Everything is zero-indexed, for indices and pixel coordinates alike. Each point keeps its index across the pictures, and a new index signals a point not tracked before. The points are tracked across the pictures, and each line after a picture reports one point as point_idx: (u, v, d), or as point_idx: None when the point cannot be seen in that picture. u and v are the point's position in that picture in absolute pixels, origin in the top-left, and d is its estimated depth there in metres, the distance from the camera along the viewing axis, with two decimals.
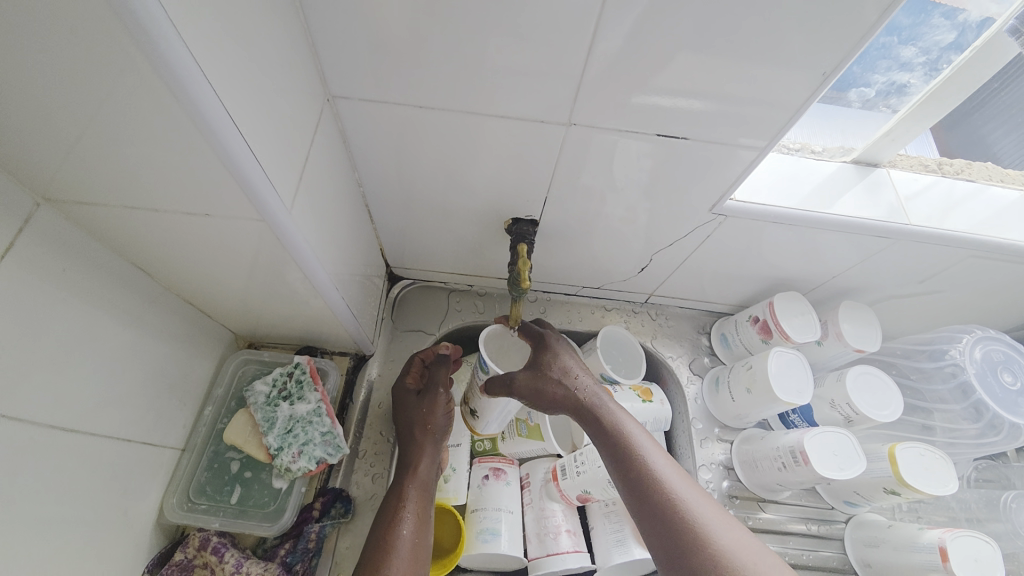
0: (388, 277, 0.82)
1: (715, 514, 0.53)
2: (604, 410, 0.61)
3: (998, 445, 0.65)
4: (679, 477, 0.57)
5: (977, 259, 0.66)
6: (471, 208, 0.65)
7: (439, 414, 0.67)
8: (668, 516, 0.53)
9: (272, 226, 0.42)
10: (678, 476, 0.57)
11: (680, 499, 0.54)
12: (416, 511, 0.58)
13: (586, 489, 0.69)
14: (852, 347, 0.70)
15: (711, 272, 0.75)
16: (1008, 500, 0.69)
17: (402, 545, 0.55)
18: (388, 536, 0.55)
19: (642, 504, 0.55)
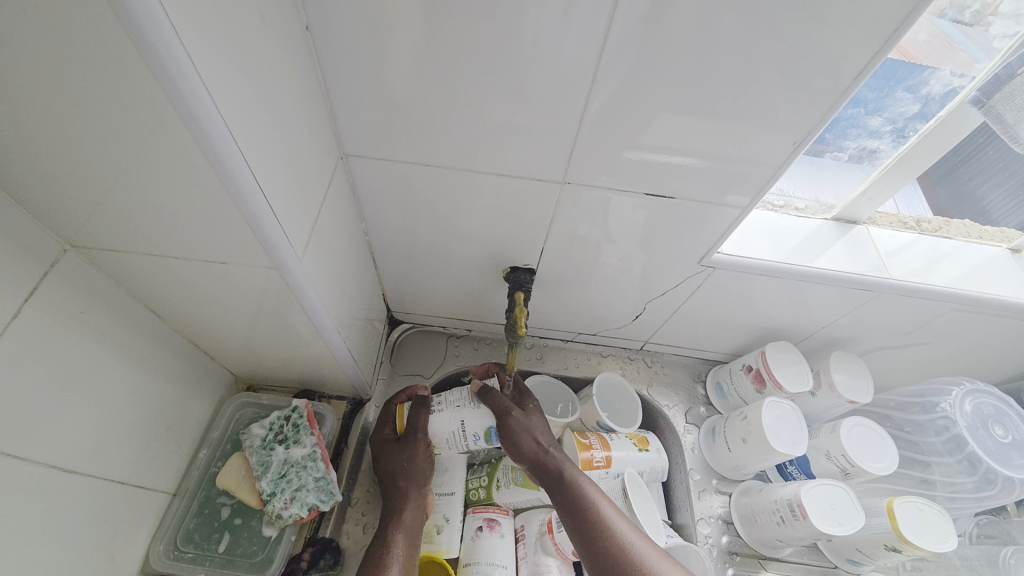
0: (389, 322, 0.83)
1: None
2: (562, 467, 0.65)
3: (996, 499, 0.65)
4: (655, 559, 0.58)
5: (959, 312, 0.68)
6: (471, 257, 0.68)
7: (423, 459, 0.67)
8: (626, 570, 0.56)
9: (283, 273, 0.44)
10: (653, 558, 0.58)
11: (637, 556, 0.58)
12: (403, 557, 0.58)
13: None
14: (845, 397, 0.71)
15: (704, 322, 0.77)
16: (1008, 556, 0.67)
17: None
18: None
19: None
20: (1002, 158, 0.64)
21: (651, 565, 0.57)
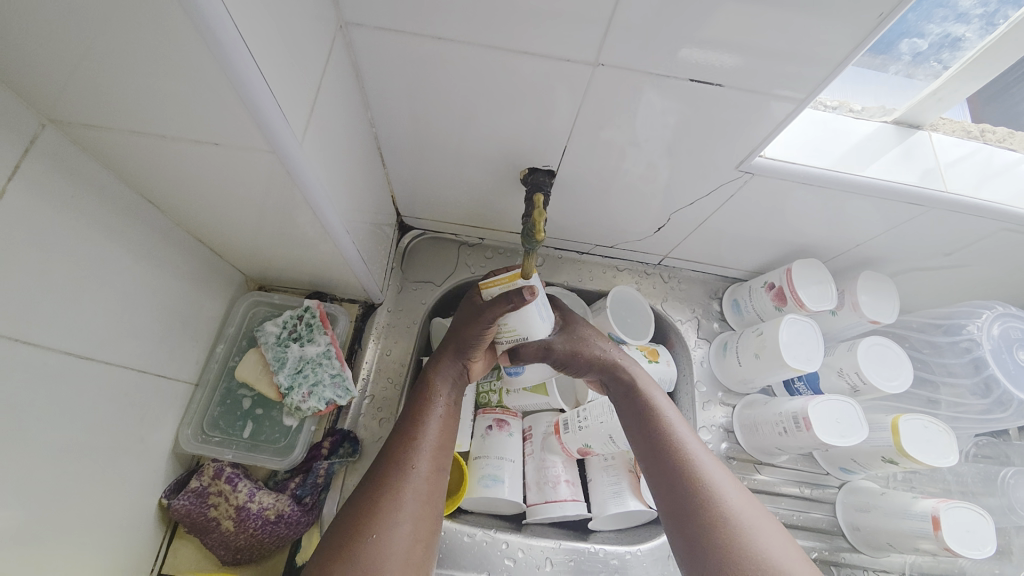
0: (399, 227, 0.80)
1: (742, 498, 0.54)
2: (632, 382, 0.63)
3: (1003, 421, 0.65)
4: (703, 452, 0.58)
5: (1010, 233, 0.63)
6: (486, 156, 0.63)
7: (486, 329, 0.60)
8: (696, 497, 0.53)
9: (283, 160, 0.40)
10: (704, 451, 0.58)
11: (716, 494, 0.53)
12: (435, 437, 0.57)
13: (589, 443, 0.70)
14: (867, 317, 0.69)
15: (729, 237, 0.73)
16: (1007, 476, 0.67)
17: (425, 449, 0.56)
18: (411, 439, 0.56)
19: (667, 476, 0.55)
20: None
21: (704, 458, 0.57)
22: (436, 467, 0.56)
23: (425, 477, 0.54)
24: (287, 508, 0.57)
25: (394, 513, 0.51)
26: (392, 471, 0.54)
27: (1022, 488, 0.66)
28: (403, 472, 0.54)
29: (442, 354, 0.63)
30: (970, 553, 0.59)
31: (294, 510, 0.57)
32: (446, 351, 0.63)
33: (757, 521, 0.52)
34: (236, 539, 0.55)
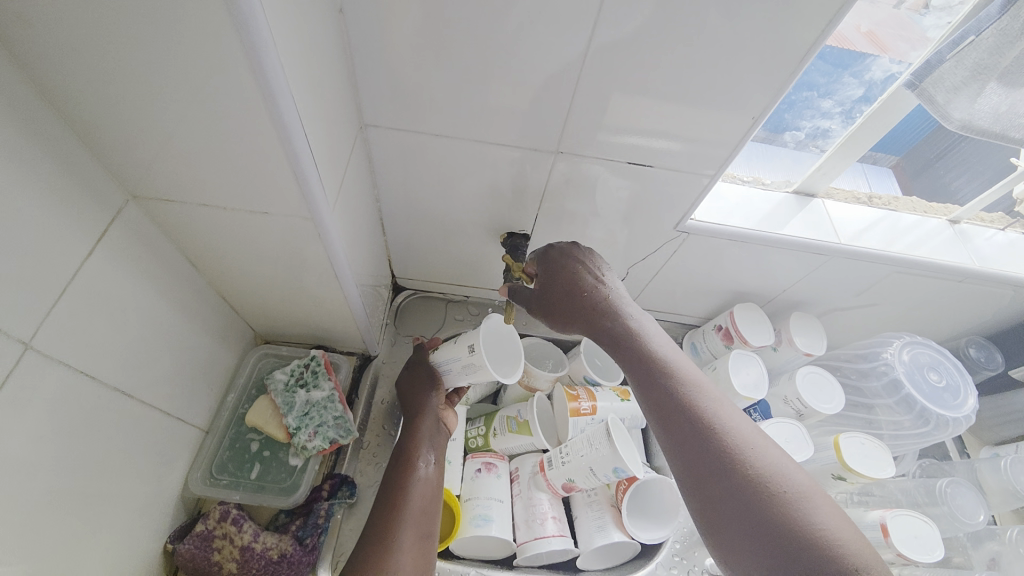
0: (393, 287, 0.90)
1: (784, 472, 0.48)
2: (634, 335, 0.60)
3: (931, 435, 0.73)
4: (742, 424, 0.52)
5: (901, 275, 0.77)
6: (472, 224, 0.75)
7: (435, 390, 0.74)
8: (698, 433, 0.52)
9: (316, 223, 0.51)
10: (738, 426, 0.52)
11: (721, 428, 0.51)
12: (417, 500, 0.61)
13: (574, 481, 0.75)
14: (802, 350, 0.80)
15: (679, 287, 0.86)
16: (943, 486, 0.73)
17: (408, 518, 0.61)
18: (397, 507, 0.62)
19: (678, 446, 0.52)
20: (958, 147, 0.73)
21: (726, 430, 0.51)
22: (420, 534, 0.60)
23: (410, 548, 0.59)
24: (290, 548, 0.59)
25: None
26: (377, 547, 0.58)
27: (959, 497, 0.71)
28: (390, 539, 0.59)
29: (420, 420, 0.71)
30: (921, 558, 0.65)
31: (295, 550, 0.60)
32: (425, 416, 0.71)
33: (801, 499, 0.46)
34: None
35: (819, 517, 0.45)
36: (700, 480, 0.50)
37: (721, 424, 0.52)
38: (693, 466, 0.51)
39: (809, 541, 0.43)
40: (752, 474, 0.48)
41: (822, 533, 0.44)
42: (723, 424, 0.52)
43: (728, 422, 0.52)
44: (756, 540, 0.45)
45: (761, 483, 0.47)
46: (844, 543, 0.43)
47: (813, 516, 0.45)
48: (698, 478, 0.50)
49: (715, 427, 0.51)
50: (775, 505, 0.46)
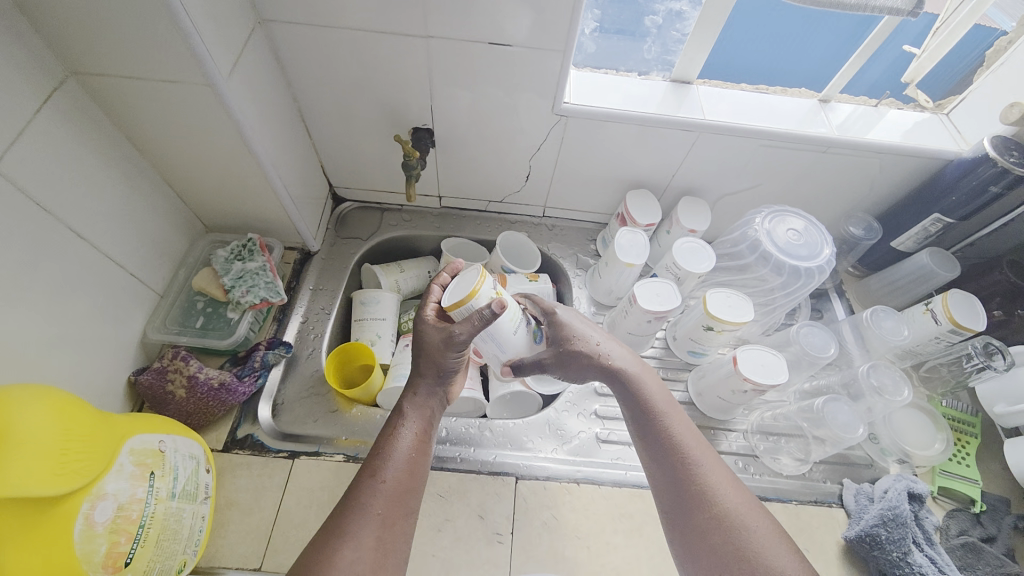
0: (333, 198, 1.03)
1: (751, 518, 0.57)
2: (631, 377, 0.70)
3: (788, 281, 0.84)
4: (715, 468, 0.62)
5: (769, 148, 0.85)
6: (382, 123, 0.86)
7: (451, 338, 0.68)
8: (678, 463, 0.62)
9: (215, 89, 0.62)
10: (725, 479, 0.61)
11: (694, 467, 0.61)
12: (390, 492, 0.57)
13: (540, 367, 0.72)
14: (686, 227, 0.90)
15: (580, 177, 0.96)
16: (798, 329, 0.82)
17: (376, 501, 0.56)
18: (373, 487, 0.57)
19: (663, 474, 0.63)
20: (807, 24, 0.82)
21: (704, 464, 0.62)
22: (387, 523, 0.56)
23: (372, 536, 0.54)
24: (228, 378, 0.74)
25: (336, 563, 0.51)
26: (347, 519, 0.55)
27: (811, 335, 0.80)
28: (353, 517, 0.55)
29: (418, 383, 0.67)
30: (764, 380, 0.74)
31: (232, 380, 0.74)
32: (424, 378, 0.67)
33: (755, 530, 0.56)
34: (186, 403, 0.72)
35: (762, 550, 0.55)
36: (674, 506, 0.61)
37: (701, 460, 0.62)
38: (675, 502, 0.61)
39: (757, 559, 0.54)
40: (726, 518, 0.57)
41: (766, 555, 0.54)
42: (703, 464, 0.62)
43: (704, 465, 0.62)
44: (714, 550, 0.56)
45: (719, 519, 0.57)
46: (785, 561, 0.54)
47: (764, 543, 0.55)
48: (672, 506, 0.61)
49: (689, 461, 0.62)
50: (723, 536, 0.56)
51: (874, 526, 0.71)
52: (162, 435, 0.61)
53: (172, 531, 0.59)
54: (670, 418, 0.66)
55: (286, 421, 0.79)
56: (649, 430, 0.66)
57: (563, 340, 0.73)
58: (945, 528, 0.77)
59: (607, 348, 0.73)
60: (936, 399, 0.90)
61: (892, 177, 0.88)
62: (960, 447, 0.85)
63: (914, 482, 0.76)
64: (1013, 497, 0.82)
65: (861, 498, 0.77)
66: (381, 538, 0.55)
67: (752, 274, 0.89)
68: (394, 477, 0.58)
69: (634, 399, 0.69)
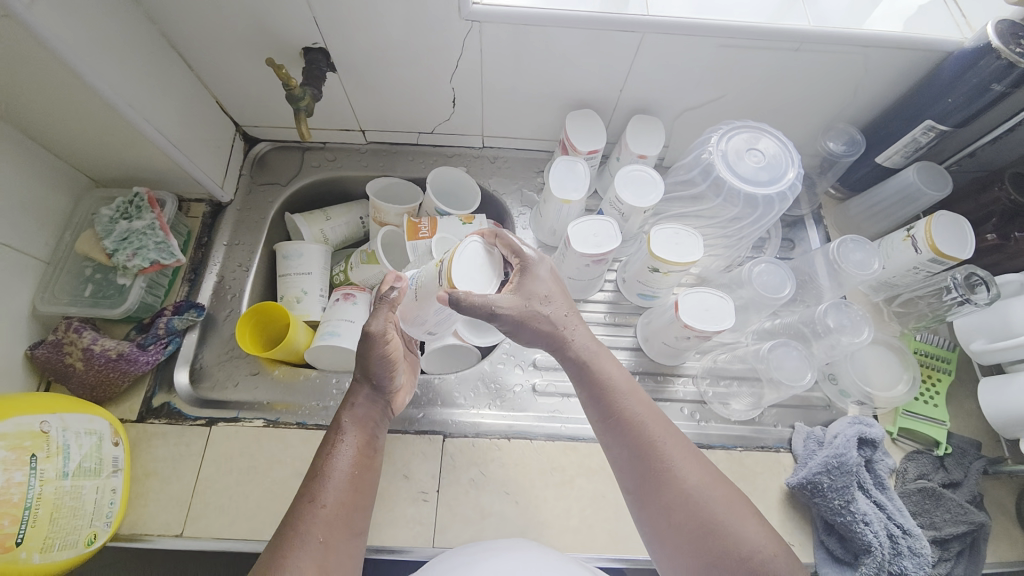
0: (243, 139, 0.92)
1: (716, 500, 0.54)
2: (586, 353, 0.62)
3: (746, 210, 0.74)
4: (677, 449, 0.57)
5: (729, 50, 0.70)
6: (268, 44, 0.72)
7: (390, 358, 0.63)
8: (640, 449, 0.57)
9: (13, 16, 0.50)
10: (687, 462, 0.56)
11: (657, 453, 0.56)
12: (331, 514, 0.54)
13: (492, 314, 0.57)
14: (635, 152, 0.78)
15: (514, 98, 0.83)
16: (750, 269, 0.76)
17: (316, 527, 0.53)
18: (321, 506, 0.55)
19: (624, 462, 0.58)
20: None
21: (665, 445, 0.57)
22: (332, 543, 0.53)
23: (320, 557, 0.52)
24: (127, 348, 0.69)
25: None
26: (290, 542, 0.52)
27: (762, 275, 0.74)
28: (295, 542, 0.52)
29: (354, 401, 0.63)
30: (708, 327, 0.67)
31: (133, 349, 0.70)
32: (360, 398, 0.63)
33: (718, 506, 0.53)
34: (86, 376, 0.68)
35: (730, 532, 0.52)
36: (641, 494, 0.57)
37: (661, 442, 0.57)
38: (639, 490, 0.57)
39: (724, 534, 0.52)
40: (693, 504, 0.54)
41: (739, 543, 0.51)
42: (663, 446, 0.57)
43: (667, 450, 0.57)
44: (684, 534, 0.53)
45: (685, 505, 0.54)
46: (751, 534, 0.52)
47: (734, 525, 0.52)
48: (637, 493, 0.57)
49: (651, 446, 0.57)
50: (692, 523, 0.53)
51: (817, 473, 0.68)
52: (45, 415, 0.57)
53: (70, 508, 0.57)
54: (622, 400, 0.59)
55: (205, 388, 0.75)
56: (605, 416, 0.60)
57: (533, 296, 0.61)
58: (902, 472, 0.73)
59: (569, 321, 0.62)
60: (909, 334, 0.83)
61: (882, 77, 0.74)
62: (929, 384, 0.79)
63: (868, 427, 0.71)
64: (976, 433, 0.77)
65: (810, 443, 0.73)
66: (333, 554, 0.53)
67: (706, 202, 0.79)
68: (335, 503, 0.55)
69: (590, 382, 0.61)
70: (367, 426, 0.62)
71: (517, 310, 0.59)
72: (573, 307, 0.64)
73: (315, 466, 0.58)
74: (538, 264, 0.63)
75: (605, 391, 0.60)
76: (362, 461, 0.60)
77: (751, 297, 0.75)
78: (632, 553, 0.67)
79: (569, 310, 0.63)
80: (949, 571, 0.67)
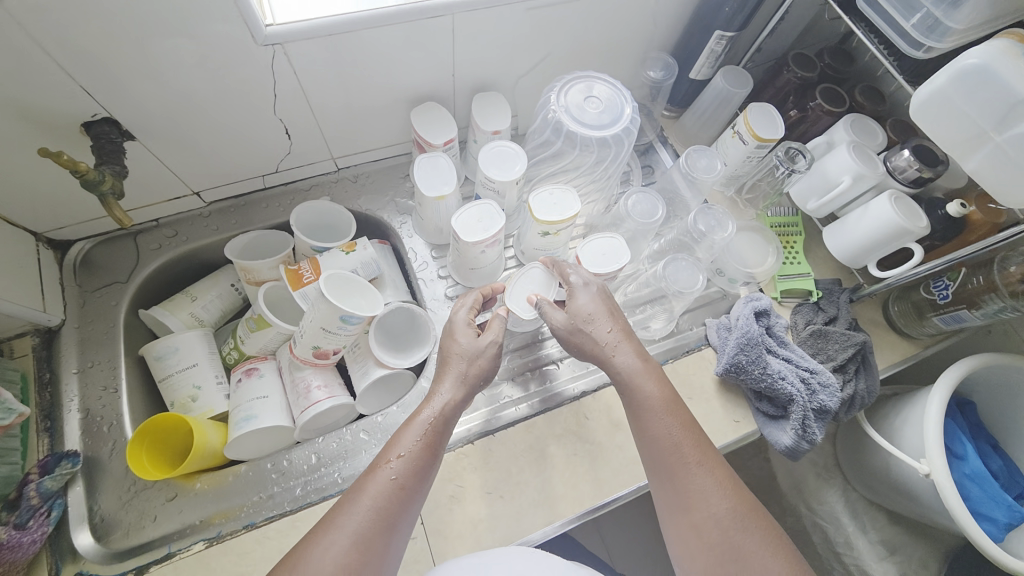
0: (52, 245, 0.77)
1: (743, 530, 0.51)
2: (625, 376, 0.61)
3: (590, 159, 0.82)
4: (710, 482, 0.54)
5: (537, 11, 0.73)
6: (36, 131, 0.60)
7: (489, 358, 0.63)
8: (670, 468, 0.56)
9: None
10: (721, 495, 0.53)
11: (686, 480, 0.54)
12: (371, 518, 0.49)
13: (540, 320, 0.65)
14: (488, 130, 0.79)
15: (350, 111, 0.78)
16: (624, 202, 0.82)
17: (356, 522, 0.48)
18: (382, 488, 0.51)
19: (654, 473, 0.57)
20: None
21: (703, 479, 0.54)
22: (361, 548, 0.47)
23: (343, 559, 0.46)
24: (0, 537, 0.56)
25: (310, 564, 0.45)
26: (320, 537, 0.47)
27: (637, 205, 0.81)
28: (329, 535, 0.47)
29: (435, 394, 0.59)
30: (608, 267, 0.72)
31: (10, 536, 0.57)
32: (442, 391, 0.59)
33: (753, 540, 0.51)
34: None
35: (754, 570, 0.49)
36: (666, 505, 0.56)
37: (701, 474, 0.54)
38: (665, 500, 0.56)
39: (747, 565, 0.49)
40: (713, 531, 0.52)
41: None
42: (703, 471, 0.55)
43: (700, 485, 0.54)
44: (710, 559, 0.51)
45: (705, 531, 0.52)
46: (775, 573, 0.49)
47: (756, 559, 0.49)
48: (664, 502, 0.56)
49: (681, 470, 0.55)
50: (709, 548, 0.51)
51: (736, 354, 0.77)
52: None
53: None
54: (664, 417, 0.58)
55: (117, 538, 0.64)
56: (643, 432, 0.58)
57: (579, 317, 0.64)
58: (795, 325, 0.86)
59: (613, 341, 0.63)
60: (762, 213, 0.96)
61: (670, 3, 0.82)
62: (790, 248, 0.93)
63: (759, 300, 0.82)
64: (835, 273, 0.93)
65: (721, 332, 0.82)
66: (354, 559, 0.46)
67: (565, 155, 0.83)
68: (376, 509, 0.50)
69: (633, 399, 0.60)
70: (445, 431, 0.57)
71: (563, 328, 0.64)
72: (622, 327, 0.64)
73: (380, 454, 0.54)
74: (582, 289, 0.66)
75: (643, 409, 0.59)
76: (427, 459, 0.55)
77: (635, 228, 0.82)
78: (619, 493, 0.71)
79: (622, 336, 0.63)
80: (854, 387, 0.80)
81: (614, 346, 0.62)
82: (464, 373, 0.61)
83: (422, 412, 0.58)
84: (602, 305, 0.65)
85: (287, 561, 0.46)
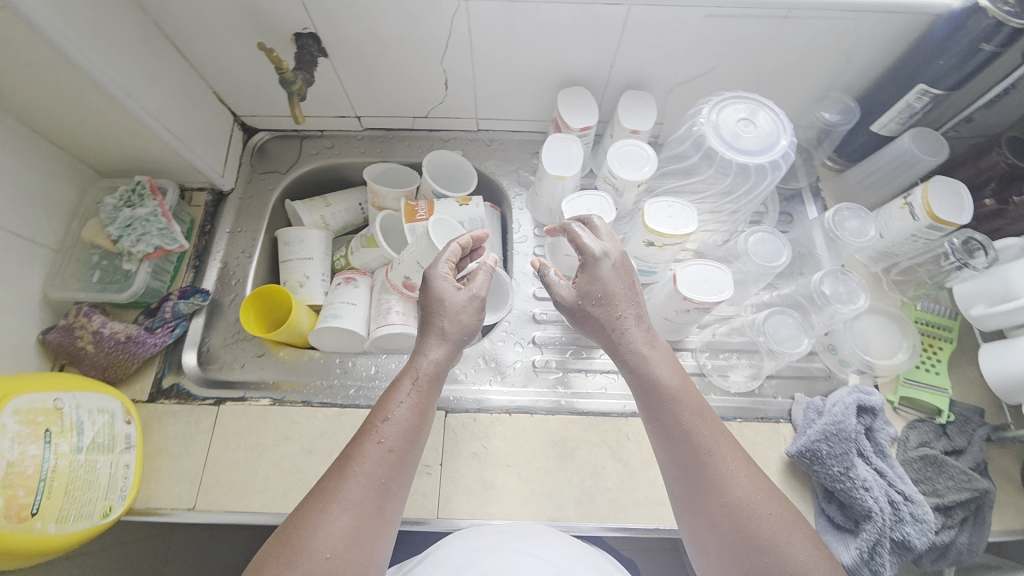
0: (243, 128, 0.93)
1: (769, 511, 0.49)
2: (636, 357, 0.59)
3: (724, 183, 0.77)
4: (733, 459, 0.52)
5: (717, 20, 0.70)
6: (260, 32, 0.74)
7: (474, 313, 0.63)
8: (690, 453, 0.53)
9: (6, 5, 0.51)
10: (742, 474, 0.51)
11: (705, 463, 0.52)
12: (366, 482, 0.51)
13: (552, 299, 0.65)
14: (626, 127, 0.78)
15: (505, 78, 0.83)
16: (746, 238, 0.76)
17: (353, 493, 0.50)
18: (375, 455, 0.52)
19: (670, 464, 0.55)
20: None
21: (720, 459, 0.52)
22: (361, 517, 0.49)
23: (345, 527, 0.48)
24: (134, 331, 0.71)
25: (318, 533, 0.47)
26: (315, 511, 0.49)
27: (761, 246, 0.74)
28: (326, 509, 0.49)
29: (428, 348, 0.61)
30: (709, 297, 0.68)
31: (141, 333, 0.72)
32: (434, 345, 0.61)
33: (773, 525, 0.48)
34: (98, 358, 0.70)
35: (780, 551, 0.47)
36: (685, 499, 0.53)
37: (716, 454, 0.52)
38: (685, 492, 0.53)
39: (775, 559, 0.46)
40: (737, 513, 0.49)
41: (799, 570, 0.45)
42: (715, 453, 0.52)
43: (720, 463, 0.52)
44: (733, 552, 0.48)
45: (731, 519, 0.49)
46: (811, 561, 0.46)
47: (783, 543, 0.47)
48: (686, 498, 0.53)
49: (702, 451, 0.53)
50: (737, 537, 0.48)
51: (816, 441, 0.68)
52: (56, 393, 0.59)
53: (84, 481, 0.59)
54: (675, 405, 0.55)
55: (212, 369, 0.78)
56: (656, 417, 0.56)
57: (589, 295, 0.61)
58: (904, 440, 0.73)
59: (623, 325, 0.60)
60: (908, 303, 0.82)
61: (874, 43, 0.73)
62: (930, 353, 0.78)
63: (868, 394, 0.71)
64: (978, 399, 0.77)
65: (810, 412, 0.73)
66: (355, 528, 0.48)
67: (698, 174, 0.80)
68: (371, 470, 0.51)
69: (643, 385, 0.58)
70: (429, 383, 0.59)
71: (569, 303, 0.63)
72: (634, 309, 0.61)
73: (370, 417, 0.56)
74: (601, 262, 0.60)
75: (657, 393, 0.57)
76: (418, 410, 0.57)
77: (749, 268, 0.76)
78: (633, 522, 0.68)
79: (634, 315, 0.60)
80: (954, 537, 0.67)
81: (624, 325, 0.60)
82: (445, 330, 0.62)
83: (409, 371, 0.59)
84: (614, 278, 0.60)
85: (291, 532, 0.48)
